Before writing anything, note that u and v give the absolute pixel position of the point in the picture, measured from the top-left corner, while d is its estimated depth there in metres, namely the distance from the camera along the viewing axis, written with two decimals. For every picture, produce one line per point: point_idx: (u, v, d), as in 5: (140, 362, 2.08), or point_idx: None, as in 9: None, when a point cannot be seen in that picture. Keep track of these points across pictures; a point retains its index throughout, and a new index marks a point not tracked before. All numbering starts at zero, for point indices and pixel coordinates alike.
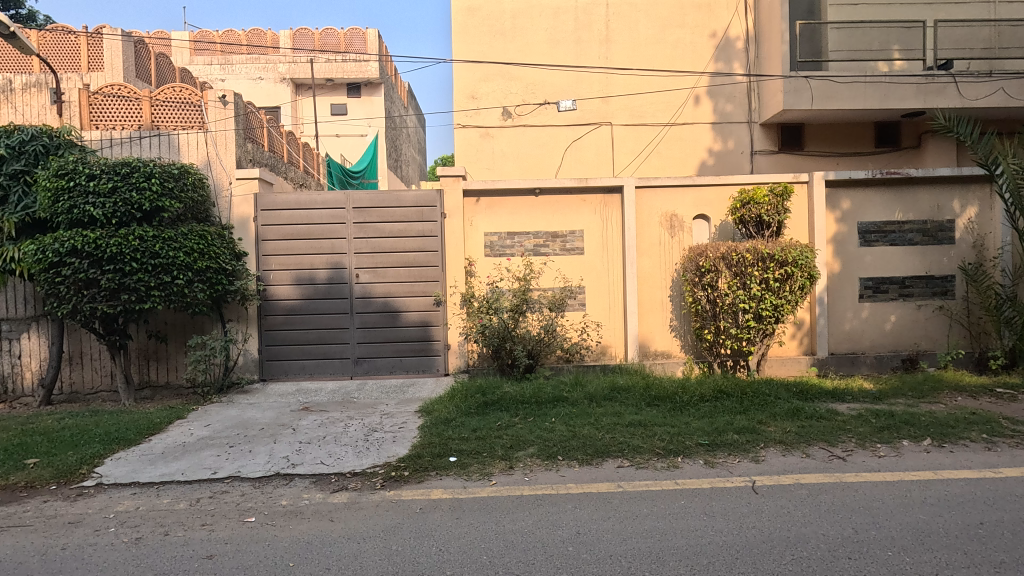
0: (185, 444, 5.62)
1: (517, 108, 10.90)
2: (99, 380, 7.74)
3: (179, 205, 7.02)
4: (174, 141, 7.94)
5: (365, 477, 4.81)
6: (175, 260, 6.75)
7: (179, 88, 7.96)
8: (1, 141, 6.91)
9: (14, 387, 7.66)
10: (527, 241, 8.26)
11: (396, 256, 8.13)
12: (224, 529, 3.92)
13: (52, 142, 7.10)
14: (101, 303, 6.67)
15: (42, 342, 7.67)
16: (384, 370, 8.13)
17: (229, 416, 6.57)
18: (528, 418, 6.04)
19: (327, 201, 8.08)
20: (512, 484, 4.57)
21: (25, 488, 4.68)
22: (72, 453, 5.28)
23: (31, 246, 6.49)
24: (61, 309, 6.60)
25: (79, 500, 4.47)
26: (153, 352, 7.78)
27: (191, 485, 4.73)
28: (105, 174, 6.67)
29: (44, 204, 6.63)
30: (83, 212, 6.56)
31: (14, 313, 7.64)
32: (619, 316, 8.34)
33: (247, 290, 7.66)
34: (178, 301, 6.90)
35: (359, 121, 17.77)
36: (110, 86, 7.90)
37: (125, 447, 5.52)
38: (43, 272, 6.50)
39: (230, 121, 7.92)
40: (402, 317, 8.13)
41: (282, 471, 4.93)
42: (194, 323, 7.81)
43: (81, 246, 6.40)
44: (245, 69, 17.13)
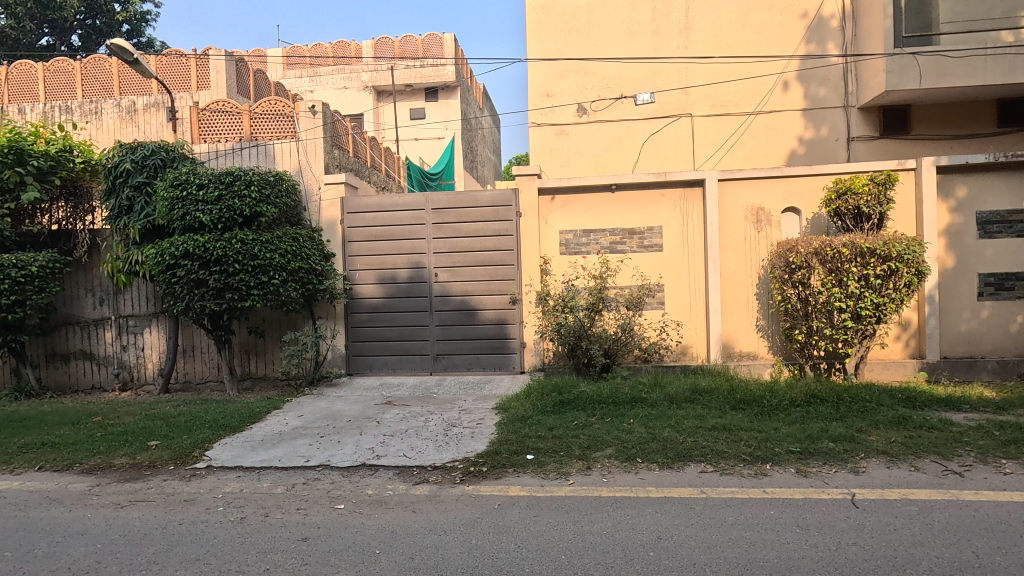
0: (281, 433, 6.03)
1: (593, 104, 10.75)
2: (207, 371, 8.48)
3: (275, 210, 7.56)
4: (269, 150, 8.49)
5: (445, 470, 4.95)
6: (273, 261, 7.28)
7: (274, 101, 8.56)
8: (127, 156, 7.69)
9: (138, 376, 8.57)
10: (603, 238, 8.15)
11: (473, 255, 8.28)
12: (317, 514, 4.17)
13: (168, 155, 7.83)
14: (209, 301, 7.29)
15: (161, 336, 8.52)
16: (462, 367, 8.32)
17: (319, 408, 6.99)
18: (605, 418, 5.96)
19: (408, 203, 8.38)
20: (590, 485, 4.51)
21: (149, 467, 5.23)
22: (186, 437, 5.83)
23: (153, 251, 7.21)
24: (176, 306, 7.27)
25: (193, 480, 4.93)
26: (253, 346, 8.42)
27: (287, 471, 5.08)
28: (212, 184, 7.29)
29: (162, 212, 7.32)
30: (195, 218, 7.20)
31: (138, 310, 8.54)
32: (701, 316, 8.01)
33: (335, 289, 8.11)
34: (275, 299, 7.41)
35: (436, 124, 18.22)
36: (216, 102, 8.64)
37: (230, 434, 6.01)
38: (162, 274, 7.20)
39: (319, 129, 8.43)
40: (479, 315, 8.27)
41: (368, 461, 5.17)
42: (288, 319, 8.36)
43: (193, 249, 7.04)
44: (331, 79, 18.13)
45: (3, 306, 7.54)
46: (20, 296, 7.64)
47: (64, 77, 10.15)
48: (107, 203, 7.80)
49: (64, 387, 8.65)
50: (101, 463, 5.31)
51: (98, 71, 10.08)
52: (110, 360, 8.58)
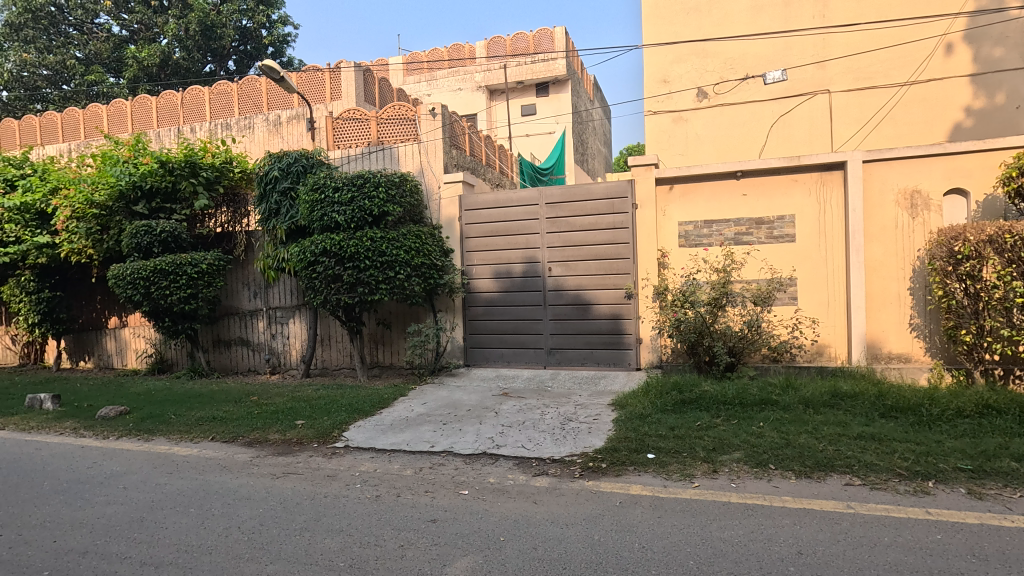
0: (408, 419, 6.42)
1: (714, 86, 10.13)
2: (342, 359, 9.25)
3: (400, 209, 8.05)
4: (394, 153, 9.04)
5: (565, 464, 4.97)
6: (398, 258, 7.77)
7: (399, 106, 9.07)
8: (276, 164, 8.60)
9: (285, 361, 9.56)
10: (727, 229, 7.67)
11: (587, 249, 8.20)
12: (444, 497, 4.38)
13: (308, 162, 8.63)
14: (344, 294, 7.92)
15: (303, 326, 9.42)
16: (576, 362, 8.29)
17: (441, 396, 7.34)
18: (732, 420, 5.61)
19: (522, 198, 8.50)
20: (717, 490, 4.27)
21: (298, 443, 5.82)
22: (327, 419, 6.41)
23: (297, 249, 7.99)
24: (316, 299, 7.98)
25: (334, 457, 5.41)
26: (381, 337, 9.03)
27: (415, 454, 5.40)
28: (346, 187, 7.92)
29: (304, 214, 8.08)
30: (331, 219, 7.86)
31: (284, 302, 9.53)
32: (841, 313, 7.27)
33: (454, 283, 8.45)
34: (400, 293, 7.89)
35: (547, 119, 18.32)
36: (347, 111, 9.36)
37: (363, 417, 6.51)
38: (305, 270, 7.94)
39: (439, 130, 8.78)
40: (593, 310, 8.18)
41: (489, 450, 5.34)
42: (412, 312, 8.84)
43: (330, 247, 7.70)
44: (447, 82, 18.93)
45: (182, 298, 8.80)
46: (194, 290, 8.89)
47: (225, 98, 11.54)
48: (260, 207, 8.77)
49: (227, 369, 9.90)
50: (259, 437, 6.00)
51: (250, 90, 11.30)
52: (263, 346, 9.67)
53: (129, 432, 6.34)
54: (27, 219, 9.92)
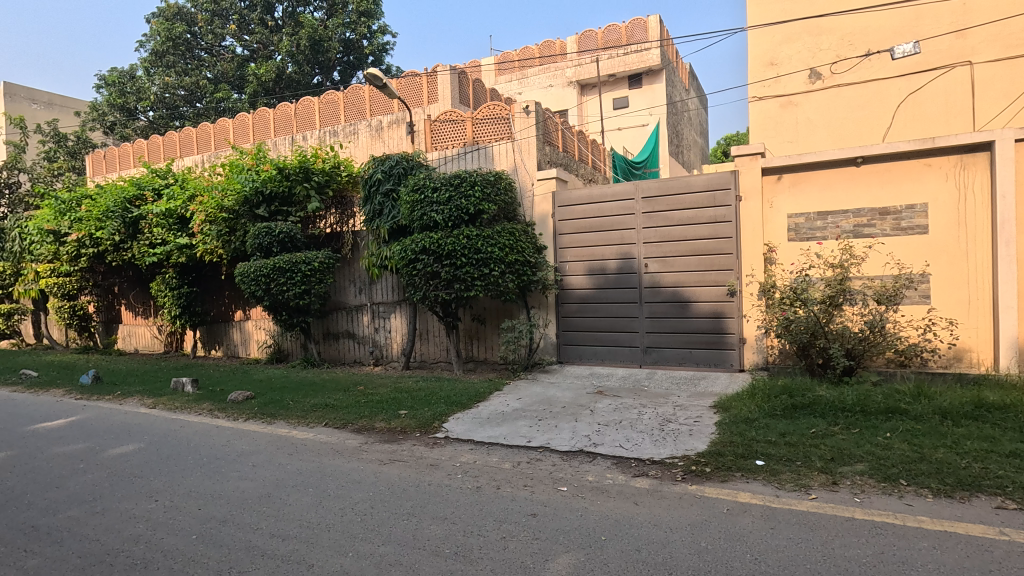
0: (504, 413, 6.52)
1: (830, 66, 9.33)
2: (439, 354, 9.58)
3: (495, 207, 8.19)
4: (489, 152, 9.22)
5: (665, 466, 4.81)
6: (493, 255, 7.90)
7: (493, 106, 9.21)
8: (380, 168, 9.08)
9: (387, 354, 10.08)
10: (844, 221, 7.05)
11: (686, 244, 7.89)
12: (542, 493, 4.40)
13: (409, 164, 9.02)
14: (442, 291, 8.19)
15: (403, 321, 9.87)
16: (673, 361, 8.01)
17: (535, 392, 7.39)
18: (852, 429, 5.15)
19: (617, 193, 8.34)
20: (839, 503, 3.94)
21: (401, 432, 6.12)
22: (427, 410, 6.67)
23: (399, 247, 8.36)
24: (415, 295, 8.32)
25: (435, 447, 5.62)
26: (475, 332, 9.24)
27: (512, 449, 5.47)
28: (444, 186, 8.19)
29: (405, 214, 8.45)
30: (430, 218, 8.16)
31: (387, 298, 10.04)
32: (986, 313, 6.45)
33: (547, 280, 8.46)
34: (495, 290, 8.02)
35: (640, 112, 17.78)
36: (444, 113, 9.67)
37: (461, 410, 6.71)
38: (406, 267, 8.30)
39: (532, 128, 8.82)
40: (692, 308, 7.86)
41: (586, 448, 5.30)
42: (505, 308, 8.96)
43: (429, 246, 8.00)
44: (538, 79, 18.97)
45: (297, 293, 9.55)
46: (308, 286, 9.61)
47: (333, 107, 12.20)
48: (365, 208, 9.29)
49: (336, 360, 10.61)
50: (367, 425, 6.37)
51: (355, 98, 11.79)
52: (367, 339, 10.26)
53: (255, 415, 6.98)
54: (171, 223, 11.23)
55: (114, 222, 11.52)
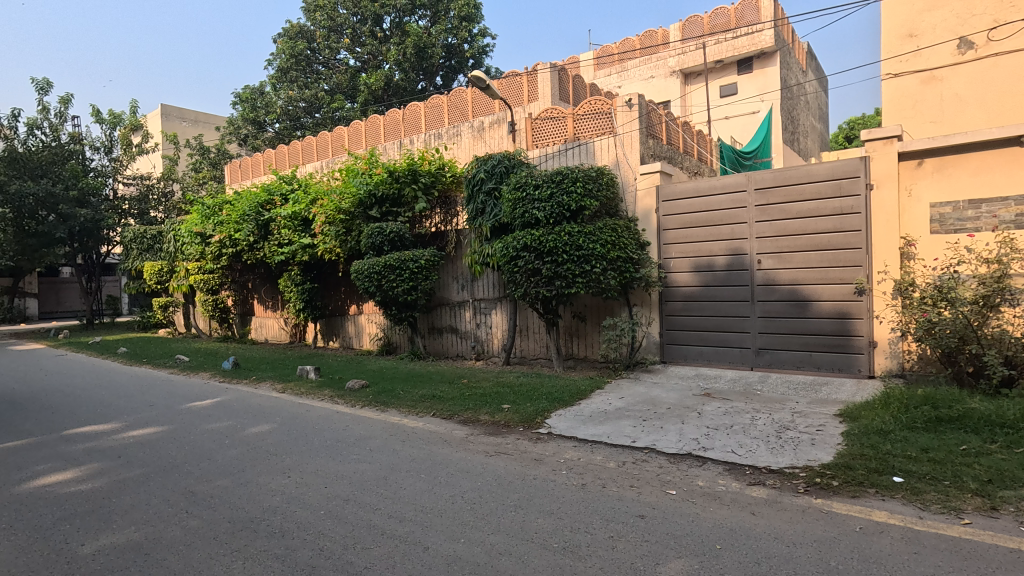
0: (607, 412, 6.44)
1: (984, 34, 8.24)
2: (538, 350, 9.64)
3: (597, 203, 8.10)
4: (590, 148, 9.13)
5: (784, 476, 4.49)
6: (594, 252, 7.81)
7: (594, 101, 9.11)
8: (483, 167, 9.31)
9: (488, 349, 10.33)
10: (1003, 209, 6.16)
11: (805, 238, 7.31)
12: (650, 495, 4.29)
13: (511, 163, 9.17)
14: (542, 288, 8.23)
15: (504, 317, 10.06)
16: (789, 365, 7.47)
17: (638, 392, 7.22)
18: (1015, 448, 4.48)
19: (727, 185, 7.92)
20: (999, 532, 3.45)
21: (505, 425, 6.25)
22: (530, 405, 6.76)
23: (500, 245, 8.52)
24: (516, 292, 8.43)
25: (539, 442, 5.68)
26: (575, 330, 9.20)
27: (616, 448, 5.39)
28: (546, 184, 8.23)
29: (507, 212, 8.59)
30: (532, 215, 8.24)
31: (488, 294, 10.28)
32: None
33: (650, 277, 8.22)
34: (596, 287, 7.92)
35: (751, 98, 16.82)
36: (545, 111, 9.74)
37: (563, 406, 6.73)
38: (508, 264, 8.43)
39: (635, 121, 8.60)
40: (812, 307, 7.28)
41: (695, 452, 5.09)
42: (606, 306, 8.82)
43: (531, 243, 8.06)
44: (639, 71, 18.58)
45: (405, 289, 10.07)
46: (415, 282, 10.10)
47: (438, 110, 12.65)
48: (468, 207, 9.56)
49: (440, 354, 11.06)
50: (472, 417, 6.58)
51: (459, 101, 12.20)
52: (469, 334, 10.58)
53: (370, 402, 7.48)
54: (295, 225, 12.30)
55: (249, 224, 12.85)
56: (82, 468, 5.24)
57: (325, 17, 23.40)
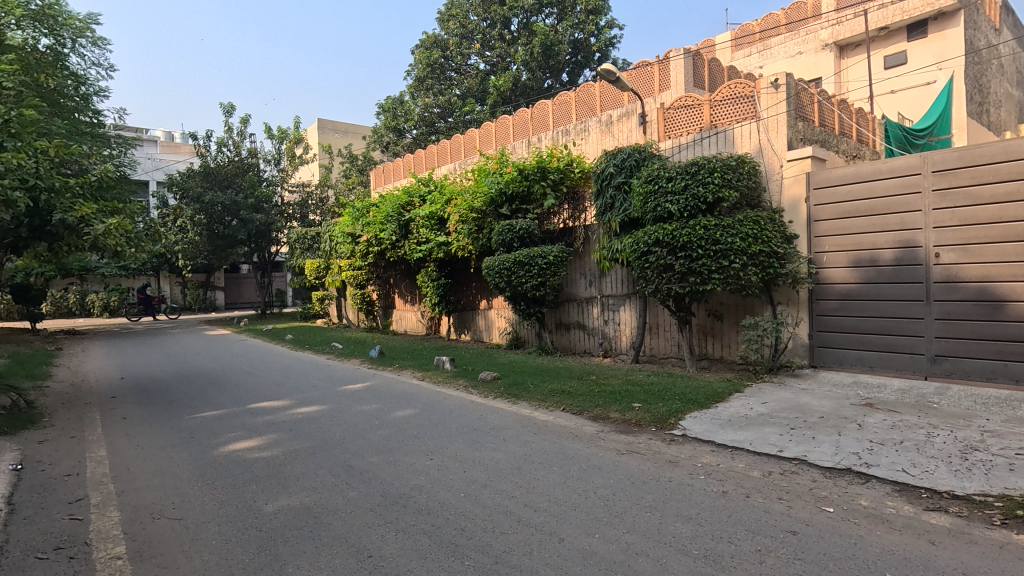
0: (748, 417, 6.03)
1: None
2: (669, 349, 9.28)
3: (736, 193, 7.58)
4: (729, 135, 8.57)
5: (972, 504, 3.87)
6: (733, 246, 7.32)
7: (735, 84, 8.52)
8: (612, 161, 9.16)
9: (616, 346, 10.17)
10: None
11: (1000, 227, 6.28)
12: (802, 510, 3.93)
13: (641, 155, 8.93)
14: (675, 284, 7.88)
15: (633, 314, 9.83)
16: (976, 375, 6.44)
17: (783, 397, 6.65)
18: None
19: (895, 168, 7.08)
20: None
21: (637, 424, 6.11)
22: (662, 405, 6.55)
23: (630, 240, 8.30)
24: (647, 288, 8.17)
25: (673, 444, 5.47)
26: (710, 329, 8.70)
27: (760, 456, 5.02)
28: (679, 175, 7.88)
29: (638, 207, 8.37)
30: (664, 209, 7.93)
31: (616, 291, 10.12)
32: None
33: (798, 273, 7.49)
34: (734, 284, 7.42)
35: (926, 68, 14.46)
36: (679, 99, 9.35)
37: (698, 408, 6.42)
38: (638, 260, 8.20)
39: (782, 103, 7.89)
40: (1008, 309, 6.21)
41: (855, 468, 4.57)
42: (746, 304, 8.22)
43: (663, 237, 7.77)
44: (783, 48, 16.96)
45: (533, 285, 10.25)
46: (543, 278, 10.24)
47: (566, 107, 12.68)
48: (597, 202, 9.46)
49: (567, 349, 11.11)
50: (602, 413, 6.53)
51: (587, 96, 12.08)
52: (597, 331, 10.49)
53: (501, 393, 7.77)
54: (432, 224, 13.11)
55: (392, 224, 13.97)
56: (262, 437, 6.07)
57: (457, 25, 24.55)
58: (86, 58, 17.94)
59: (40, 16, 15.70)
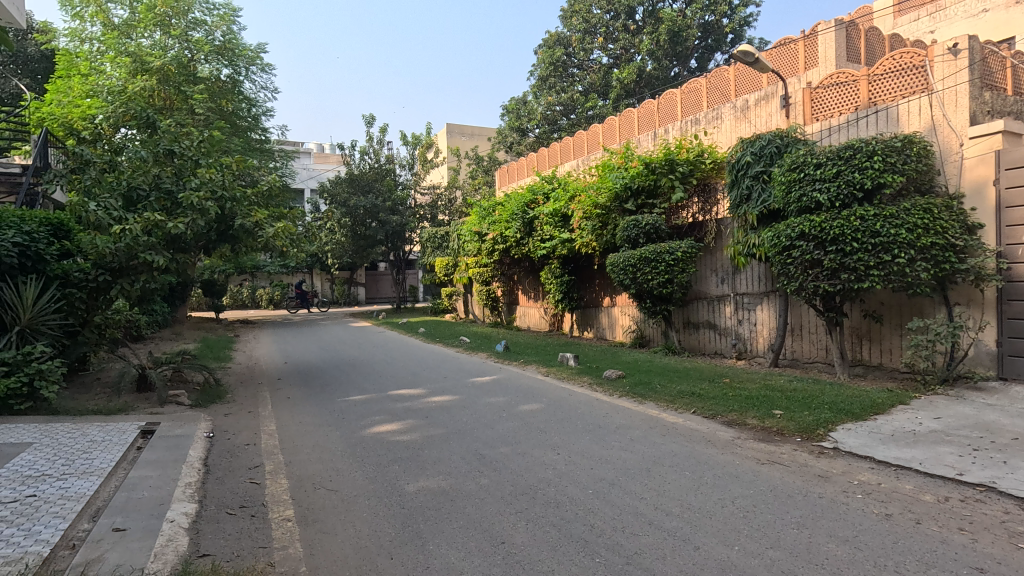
0: (916, 433, 5.30)
1: None
2: (815, 352, 8.44)
3: (902, 178, 6.67)
4: (892, 113, 7.58)
5: None
6: (897, 238, 6.46)
7: (901, 54, 7.55)
8: (748, 150, 8.54)
9: (751, 348, 9.49)
10: None
11: None
12: (991, 545, 3.37)
13: (783, 142, 8.24)
14: (823, 281, 7.14)
15: (772, 314, 9.09)
16: None
17: (962, 413, 5.74)
18: None
19: None
20: None
21: (778, 433, 5.65)
22: (808, 414, 5.98)
23: (770, 233, 7.70)
24: (790, 286, 7.50)
25: (822, 457, 4.98)
26: (866, 332, 7.77)
27: (932, 479, 4.39)
28: (830, 161, 7.13)
29: (780, 197, 7.72)
30: (811, 198, 7.22)
31: (753, 288, 9.43)
32: None
33: (985, 269, 6.38)
34: (899, 281, 6.55)
35: None
36: (830, 77, 8.49)
37: (852, 420, 5.76)
38: (779, 255, 7.58)
39: (964, 72, 6.84)
40: None
41: None
42: (913, 304, 7.22)
43: (809, 230, 7.11)
44: (962, 7, 14.46)
45: (660, 282, 9.92)
46: (671, 275, 9.86)
47: (695, 95, 12.08)
48: (731, 193, 8.87)
49: (696, 350, 10.58)
50: (738, 419, 6.13)
51: (720, 81, 11.40)
52: (729, 331, 9.86)
53: (627, 392, 7.63)
54: (556, 221, 13.21)
55: (517, 222, 14.29)
56: (402, 422, 6.56)
57: (580, 21, 24.44)
58: (257, 83, 20.61)
59: (222, 51, 18.35)
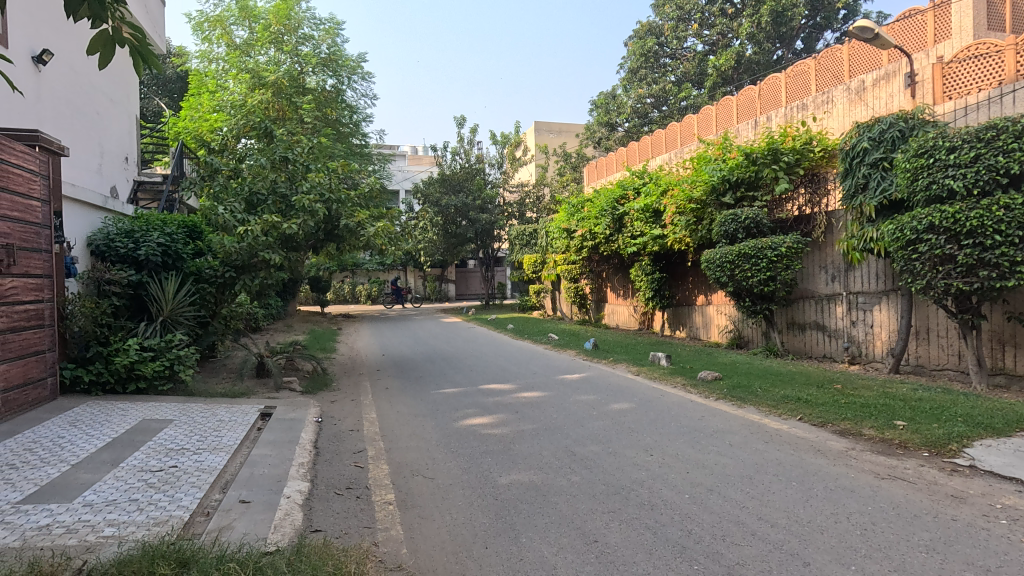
0: None
1: None
2: (946, 358, 7.57)
3: None
4: None
5: None
6: None
7: None
8: (865, 135, 7.81)
9: (867, 352, 8.68)
10: None
11: None
12: None
13: (908, 125, 7.45)
14: (957, 279, 6.38)
15: (892, 315, 8.26)
16: None
17: None
18: None
19: None
20: None
21: (901, 446, 5.13)
22: (937, 426, 5.38)
23: (891, 226, 7.00)
24: (916, 284, 6.77)
25: (956, 475, 4.45)
26: (1010, 336, 6.85)
27: None
28: (967, 143, 6.32)
29: (904, 186, 6.98)
30: (943, 186, 6.44)
31: (869, 287, 8.61)
32: None
33: None
34: None
35: None
36: (967, 48, 7.60)
37: (993, 435, 5.11)
38: (902, 250, 6.87)
39: None
40: None
41: None
42: None
43: (940, 222, 6.35)
44: None
45: (761, 280, 9.35)
46: (774, 272, 9.25)
47: (803, 78, 11.21)
48: (844, 183, 8.16)
49: (802, 353, 9.85)
50: (851, 429, 5.64)
51: (831, 62, 10.50)
52: (841, 333, 9.09)
53: (724, 395, 7.28)
54: (647, 217, 12.87)
55: (606, 219, 14.07)
56: (493, 416, 6.69)
57: (674, 8, 23.60)
58: (358, 91, 21.91)
59: (327, 62, 19.71)
